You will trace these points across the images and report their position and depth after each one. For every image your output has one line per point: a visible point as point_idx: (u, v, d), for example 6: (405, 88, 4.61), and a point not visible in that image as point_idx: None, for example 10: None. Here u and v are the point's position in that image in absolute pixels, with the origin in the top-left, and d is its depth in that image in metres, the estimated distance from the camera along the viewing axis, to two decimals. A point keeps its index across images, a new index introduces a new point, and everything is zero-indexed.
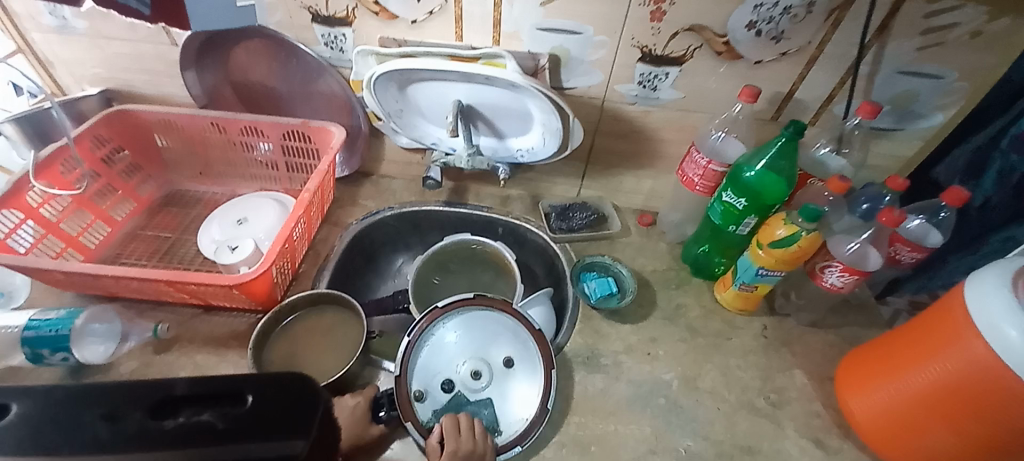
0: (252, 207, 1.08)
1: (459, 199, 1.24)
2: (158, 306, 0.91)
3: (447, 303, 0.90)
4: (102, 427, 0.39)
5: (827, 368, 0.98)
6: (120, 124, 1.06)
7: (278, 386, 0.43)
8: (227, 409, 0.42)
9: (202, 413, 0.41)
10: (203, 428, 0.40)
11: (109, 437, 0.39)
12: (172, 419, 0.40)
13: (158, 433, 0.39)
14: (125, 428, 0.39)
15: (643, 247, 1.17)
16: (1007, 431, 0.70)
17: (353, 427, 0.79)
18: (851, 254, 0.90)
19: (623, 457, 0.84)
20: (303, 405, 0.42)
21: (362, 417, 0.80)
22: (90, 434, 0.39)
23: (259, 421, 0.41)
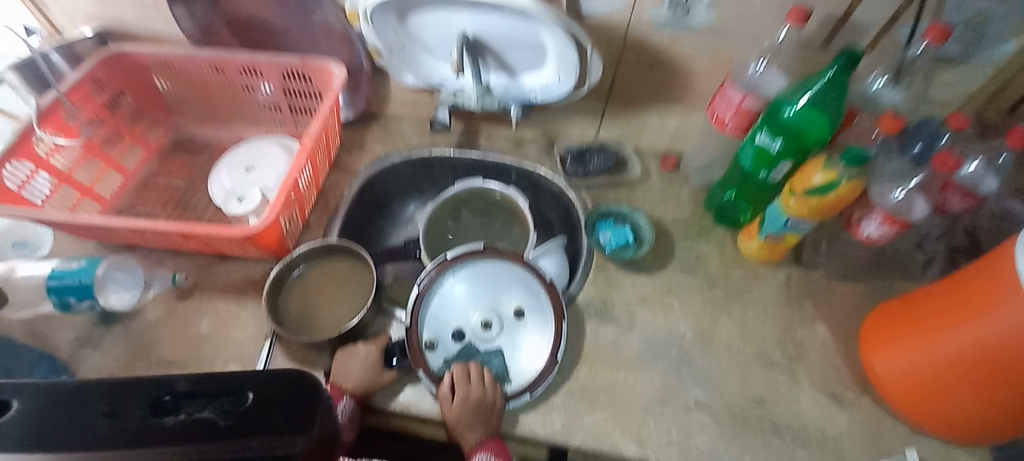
0: (259, 154, 1.06)
1: (471, 142, 1.18)
2: (176, 255, 0.92)
3: (456, 255, 0.91)
4: (106, 421, 0.42)
5: (852, 322, 0.94)
6: (119, 68, 1.02)
7: (274, 384, 0.47)
8: (227, 406, 0.45)
9: (202, 411, 0.45)
10: (204, 424, 0.43)
11: (114, 429, 0.42)
12: (173, 415, 0.44)
13: (161, 427, 0.42)
14: (128, 422, 0.42)
15: (665, 193, 1.11)
16: None
17: (366, 373, 0.81)
18: (896, 202, 0.82)
19: (631, 405, 0.85)
20: (299, 399, 0.46)
21: (375, 364, 0.82)
22: (96, 426, 0.42)
23: (258, 416, 0.44)
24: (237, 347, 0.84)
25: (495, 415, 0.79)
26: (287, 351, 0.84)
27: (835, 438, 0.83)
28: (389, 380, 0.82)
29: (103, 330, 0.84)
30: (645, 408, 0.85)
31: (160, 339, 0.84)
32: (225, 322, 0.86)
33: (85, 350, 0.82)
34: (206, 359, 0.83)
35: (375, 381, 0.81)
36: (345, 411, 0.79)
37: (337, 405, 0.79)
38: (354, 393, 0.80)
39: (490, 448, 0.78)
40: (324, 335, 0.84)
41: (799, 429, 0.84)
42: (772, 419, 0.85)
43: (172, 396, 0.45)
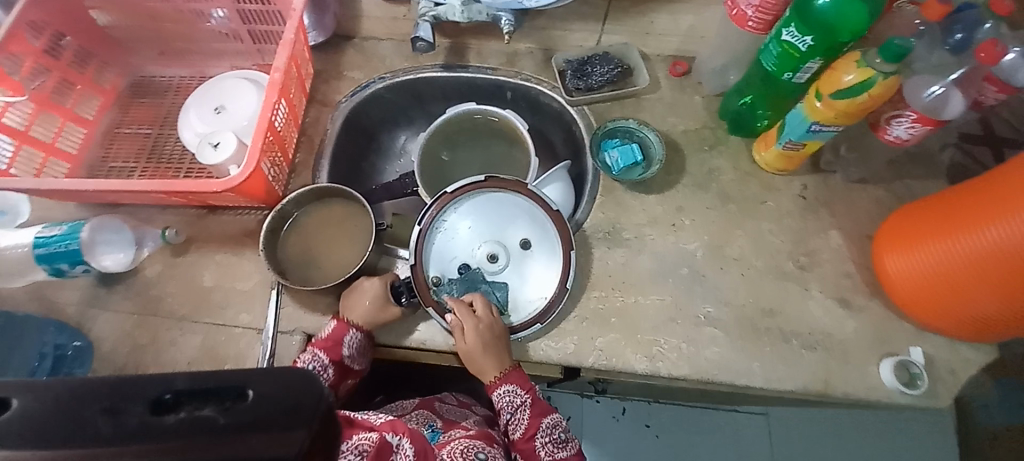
0: (227, 92, 0.96)
1: (459, 60, 1.06)
2: (163, 209, 0.88)
3: (457, 189, 0.87)
4: (104, 421, 0.34)
5: (869, 227, 0.92)
6: (53, 3, 0.88)
7: (280, 382, 0.37)
8: (228, 401, 0.36)
9: (204, 408, 0.36)
10: (202, 423, 0.35)
11: (110, 432, 0.34)
12: (174, 413, 0.36)
13: (160, 428, 0.35)
14: (126, 423, 0.35)
15: (675, 103, 1.02)
16: None
17: (372, 310, 0.79)
18: (930, 99, 0.73)
19: (642, 325, 0.86)
20: (304, 396, 0.37)
21: (381, 299, 0.80)
22: (90, 430, 0.34)
23: (259, 416, 0.36)
24: (244, 296, 0.83)
25: (507, 344, 0.80)
26: (294, 298, 0.83)
27: (843, 341, 0.85)
28: (395, 315, 0.81)
29: (107, 290, 0.83)
30: (657, 327, 0.86)
31: (165, 294, 0.83)
32: (228, 274, 0.85)
33: (94, 311, 0.82)
34: (216, 310, 0.83)
35: (383, 317, 0.80)
36: (353, 343, 0.79)
37: (345, 338, 0.78)
38: (362, 326, 0.79)
39: (512, 378, 0.79)
40: (328, 282, 0.82)
41: (808, 335, 0.85)
42: (782, 328, 0.86)
43: (174, 393, 0.36)
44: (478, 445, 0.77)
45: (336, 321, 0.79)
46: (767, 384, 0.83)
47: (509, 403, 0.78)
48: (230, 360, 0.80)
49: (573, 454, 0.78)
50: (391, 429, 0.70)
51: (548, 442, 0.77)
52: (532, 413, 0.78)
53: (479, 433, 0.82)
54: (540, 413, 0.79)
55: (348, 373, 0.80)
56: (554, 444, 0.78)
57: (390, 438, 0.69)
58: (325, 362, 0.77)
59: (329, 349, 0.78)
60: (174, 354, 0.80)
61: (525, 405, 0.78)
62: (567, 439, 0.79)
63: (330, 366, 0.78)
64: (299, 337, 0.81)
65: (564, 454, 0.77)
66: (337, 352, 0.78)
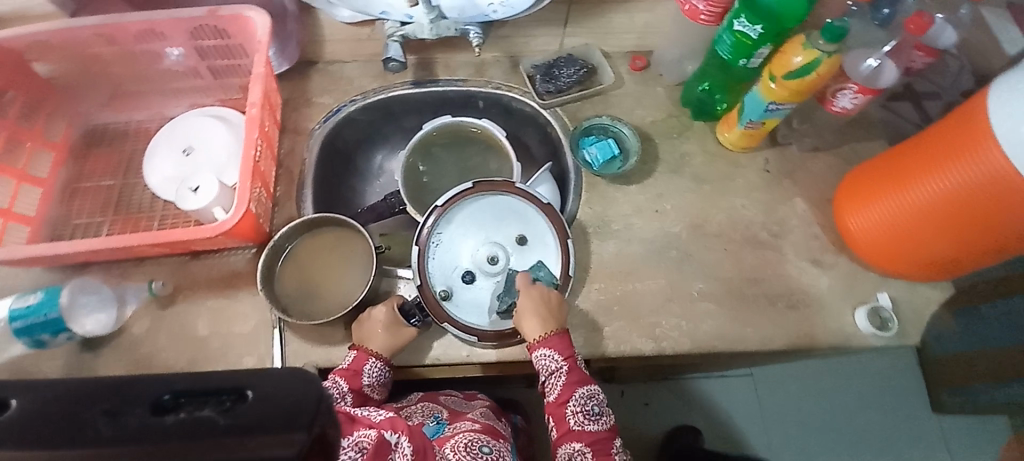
0: (195, 132, 0.93)
1: (428, 75, 1.07)
2: (140, 263, 0.83)
3: (446, 201, 0.88)
4: (103, 422, 0.35)
5: (828, 190, 1.00)
6: None
7: (283, 381, 0.37)
8: (228, 402, 0.37)
9: (203, 409, 0.36)
10: (203, 424, 0.35)
11: (108, 433, 0.35)
12: (173, 414, 0.36)
13: (158, 430, 0.35)
14: (125, 424, 0.35)
15: (640, 96, 1.07)
16: (1009, 230, 0.75)
17: (387, 335, 0.80)
18: (867, 72, 0.82)
19: (643, 309, 0.90)
20: (301, 397, 0.37)
21: (393, 325, 0.81)
22: (90, 431, 0.35)
23: (260, 417, 0.35)
24: (244, 340, 0.80)
25: (559, 312, 0.82)
26: (298, 334, 0.81)
27: (820, 297, 0.93)
28: (409, 334, 0.82)
29: (91, 354, 0.78)
30: (655, 308, 0.90)
31: (158, 350, 0.79)
32: (224, 319, 0.81)
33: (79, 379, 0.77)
34: (217, 358, 0.79)
35: (398, 339, 0.80)
36: (374, 372, 0.78)
37: (365, 367, 0.78)
38: (381, 354, 0.79)
39: (552, 342, 0.80)
40: (334, 314, 0.81)
41: (790, 296, 0.93)
42: (766, 293, 0.93)
43: (173, 394, 0.37)
44: (484, 438, 0.75)
45: (355, 351, 0.79)
46: (761, 346, 0.89)
47: (546, 368, 0.80)
48: None
49: (601, 428, 0.79)
50: (391, 427, 0.64)
51: (578, 412, 0.79)
52: (568, 381, 0.79)
53: (485, 427, 0.80)
54: (575, 382, 0.80)
55: (365, 403, 0.79)
56: (585, 416, 0.79)
57: (389, 436, 0.63)
58: (345, 390, 0.76)
59: (350, 377, 0.77)
60: None
61: (562, 372, 0.79)
62: (600, 413, 0.80)
63: (349, 395, 0.77)
64: (310, 372, 0.80)
65: (597, 428, 0.79)
66: (357, 381, 0.78)
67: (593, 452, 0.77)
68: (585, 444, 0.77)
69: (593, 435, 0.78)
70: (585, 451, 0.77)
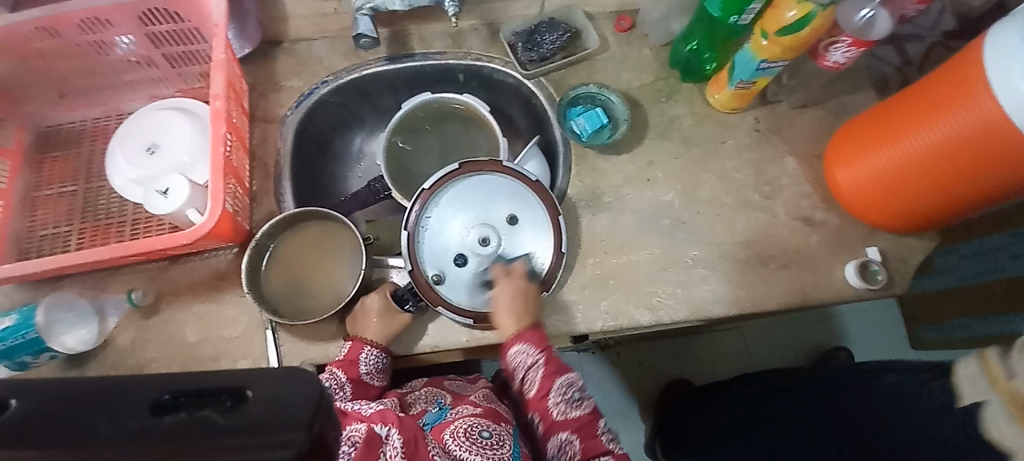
0: (155, 128, 0.87)
1: (402, 49, 1.01)
2: (117, 272, 0.79)
3: (433, 183, 0.86)
4: (102, 423, 0.31)
5: (818, 147, 0.99)
6: None
7: (291, 382, 0.35)
8: (227, 402, 0.33)
9: (203, 409, 0.33)
10: (202, 425, 0.31)
11: (106, 435, 0.30)
12: (172, 414, 0.32)
13: (156, 430, 0.31)
14: (125, 425, 0.31)
15: (626, 59, 1.02)
16: (996, 180, 0.75)
17: (382, 324, 0.79)
18: (860, 24, 0.79)
19: (639, 280, 0.90)
20: (301, 392, 0.34)
21: (387, 313, 0.80)
22: (87, 431, 0.30)
23: (264, 415, 0.32)
24: (237, 343, 0.79)
25: (535, 308, 0.80)
26: (292, 333, 0.79)
27: (811, 255, 0.94)
28: (405, 320, 0.81)
29: (78, 370, 0.75)
30: (651, 278, 0.90)
31: (148, 360, 0.77)
32: (213, 323, 0.79)
33: None
34: (211, 363, 0.78)
35: (394, 327, 0.80)
36: (371, 360, 0.77)
37: (362, 356, 0.76)
38: (376, 342, 0.78)
39: (528, 336, 0.76)
40: (328, 310, 0.79)
41: (781, 255, 0.93)
42: (759, 254, 0.93)
43: (173, 393, 0.33)
44: (484, 423, 0.75)
45: (349, 342, 0.78)
46: (754, 307, 0.91)
47: (523, 363, 0.75)
48: None
49: (585, 413, 0.74)
50: (381, 419, 0.61)
51: (560, 401, 0.73)
52: (545, 373, 0.74)
53: (486, 411, 0.79)
54: (554, 371, 0.75)
55: (366, 392, 0.76)
56: (568, 403, 0.73)
57: (378, 429, 0.60)
58: (343, 380, 0.74)
59: (347, 367, 0.75)
60: None
61: (539, 364, 0.74)
62: (583, 398, 0.75)
63: (348, 385, 0.74)
64: (308, 369, 0.78)
65: (581, 414, 0.73)
66: (355, 370, 0.76)
67: (579, 438, 0.72)
68: (571, 432, 0.72)
69: (577, 421, 0.73)
70: (569, 438, 0.72)
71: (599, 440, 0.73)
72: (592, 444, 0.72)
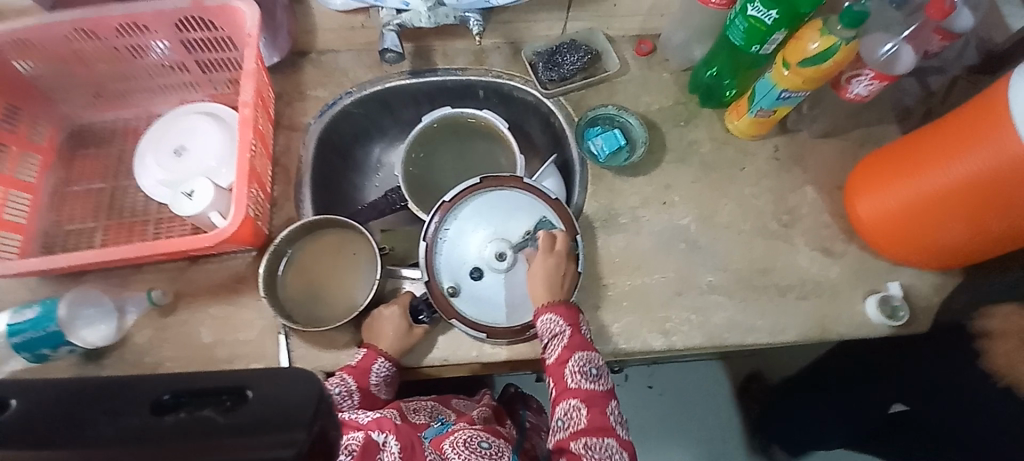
0: (184, 131, 0.89)
1: (426, 64, 1.03)
2: (138, 270, 0.81)
3: (453, 196, 0.87)
4: (103, 422, 0.35)
5: (839, 177, 0.98)
6: None
7: (281, 381, 0.37)
8: (228, 401, 0.36)
9: (203, 408, 0.36)
10: (202, 424, 0.35)
11: (108, 433, 0.34)
12: (172, 414, 0.36)
13: (157, 429, 0.35)
14: (126, 423, 0.35)
15: (646, 82, 1.03)
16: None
17: (397, 335, 0.79)
18: (884, 58, 0.79)
19: (653, 303, 0.89)
20: (301, 394, 0.36)
21: (404, 325, 0.80)
22: (89, 430, 0.34)
23: (260, 414, 0.35)
24: (251, 346, 0.79)
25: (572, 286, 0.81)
26: (304, 339, 0.80)
27: (831, 286, 0.92)
28: (421, 334, 0.81)
29: (94, 366, 0.76)
30: (665, 301, 0.90)
31: (162, 359, 0.77)
32: (228, 325, 0.80)
33: None
34: (224, 366, 0.78)
35: (409, 340, 0.80)
36: (382, 371, 0.77)
37: (374, 366, 0.76)
38: (390, 353, 0.78)
39: (558, 309, 0.78)
40: (341, 318, 0.80)
41: (800, 286, 0.92)
42: (776, 283, 0.92)
43: (172, 394, 0.37)
44: (482, 434, 0.75)
45: (365, 349, 0.77)
46: (771, 337, 0.89)
47: (548, 331, 0.77)
48: None
49: (598, 389, 0.75)
50: (378, 426, 0.62)
51: (576, 371, 0.74)
52: (567, 344, 0.76)
53: (484, 427, 0.80)
54: (575, 346, 0.76)
55: (371, 403, 0.77)
56: (583, 376, 0.74)
57: (375, 436, 0.61)
58: (353, 388, 0.75)
59: (359, 376, 0.76)
60: None
61: (562, 335, 0.76)
62: (600, 375, 0.75)
63: (356, 393, 0.75)
64: (318, 377, 0.78)
65: (593, 387, 0.74)
66: (366, 380, 0.76)
67: (587, 408, 0.72)
68: (580, 401, 0.73)
69: (587, 393, 0.73)
70: (578, 406, 0.73)
71: (606, 416, 0.73)
72: (599, 418, 0.72)
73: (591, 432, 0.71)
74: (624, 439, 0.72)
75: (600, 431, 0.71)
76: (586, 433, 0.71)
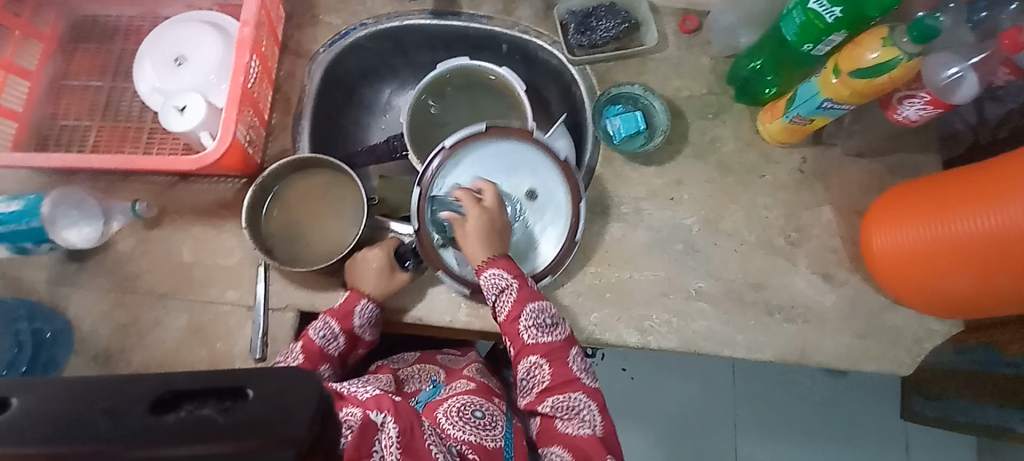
0: (185, 39, 0.85)
1: (449, 6, 0.95)
2: (127, 178, 0.80)
3: (457, 142, 0.79)
4: (104, 422, 0.32)
5: (861, 202, 0.92)
6: None
7: (278, 381, 0.35)
8: (227, 400, 0.34)
9: (204, 406, 0.34)
10: (202, 426, 0.32)
11: (110, 432, 0.32)
12: (174, 413, 0.33)
13: (158, 429, 0.32)
14: (126, 424, 0.32)
15: (681, 64, 0.95)
16: None
17: (379, 280, 0.77)
18: (945, 83, 0.69)
19: (636, 298, 0.88)
20: (300, 393, 0.34)
21: (386, 269, 0.77)
22: (90, 431, 0.32)
23: (261, 418, 0.33)
24: (229, 272, 0.79)
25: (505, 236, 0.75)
26: (281, 275, 0.80)
27: (822, 313, 0.89)
28: (404, 281, 0.79)
29: (77, 265, 0.77)
30: (648, 300, 0.88)
31: (143, 271, 0.78)
32: (209, 248, 0.80)
33: (64, 289, 0.77)
34: (200, 287, 0.79)
35: (391, 285, 0.78)
36: (364, 313, 0.76)
37: (356, 308, 0.75)
38: (373, 296, 0.76)
39: (499, 265, 0.73)
40: (320, 262, 0.79)
41: (790, 308, 0.89)
42: (766, 301, 0.89)
43: (173, 392, 0.34)
44: (477, 402, 0.74)
45: (349, 291, 0.76)
46: (748, 353, 0.88)
47: (495, 286, 0.72)
48: (220, 339, 0.77)
49: (557, 340, 0.72)
50: (376, 405, 0.59)
51: (531, 326, 0.71)
52: (518, 298, 0.72)
53: (479, 387, 0.79)
54: (525, 299, 0.72)
55: (357, 344, 0.76)
56: (539, 329, 0.71)
57: (374, 415, 0.58)
58: (337, 331, 0.73)
59: (341, 318, 0.74)
60: (160, 333, 0.77)
61: (510, 290, 0.72)
62: (555, 324, 0.72)
63: (341, 336, 0.74)
64: (291, 314, 0.79)
65: (552, 340, 0.71)
66: (348, 323, 0.75)
67: (549, 363, 0.70)
68: (540, 358, 0.70)
69: (548, 347, 0.71)
70: (540, 363, 0.70)
71: (569, 368, 0.71)
72: (563, 370, 0.70)
73: (555, 388, 0.69)
74: (589, 389, 0.70)
75: (565, 385, 0.69)
76: (551, 389, 0.70)
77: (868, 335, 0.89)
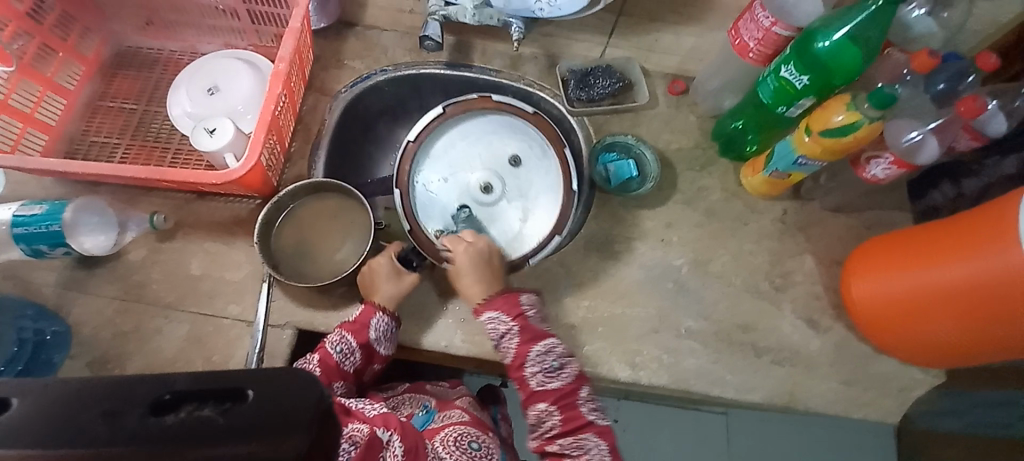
0: (221, 71, 0.93)
1: (463, 59, 1.05)
2: (149, 192, 0.84)
3: (417, 135, 0.94)
4: (102, 425, 0.33)
5: (840, 252, 0.97)
6: None
7: (277, 384, 0.36)
8: (226, 402, 0.35)
9: (204, 408, 0.35)
10: (199, 426, 0.33)
11: (107, 435, 0.33)
12: (171, 414, 0.34)
13: (155, 430, 0.33)
14: (124, 425, 0.33)
15: (671, 120, 1.04)
16: (1011, 335, 0.74)
17: (390, 285, 0.80)
18: (907, 145, 0.78)
19: (628, 334, 0.90)
20: (299, 398, 0.35)
21: (395, 273, 0.81)
22: (90, 432, 0.33)
23: (259, 419, 0.34)
24: (234, 287, 0.81)
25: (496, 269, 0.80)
26: (285, 292, 0.82)
27: (808, 358, 0.92)
28: (411, 281, 0.81)
29: (86, 273, 0.79)
30: (640, 337, 0.90)
31: (150, 281, 0.80)
32: (218, 262, 0.82)
33: (70, 295, 0.79)
34: (204, 299, 0.80)
35: (401, 289, 0.80)
36: (381, 326, 0.77)
37: (372, 321, 0.77)
38: (387, 308, 0.78)
39: (495, 304, 0.75)
40: (325, 280, 0.81)
41: (778, 351, 0.91)
42: (754, 343, 0.92)
43: (171, 394, 0.35)
44: (473, 433, 0.73)
45: (363, 305, 0.78)
46: (738, 394, 0.89)
47: (496, 331, 0.75)
48: (218, 352, 0.78)
49: (565, 384, 0.72)
50: (384, 422, 0.59)
51: (537, 372, 0.72)
52: (521, 342, 0.72)
53: (473, 420, 0.77)
54: (530, 340, 0.73)
55: (373, 357, 0.77)
56: (546, 374, 0.72)
57: (380, 432, 0.58)
58: (354, 346, 0.75)
59: (357, 331, 0.76)
60: (159, 343, 0.77)
61: (512, 333, 0.74)
62: (561, 367, 0.72)
63: (357, 351, 0.75)
64: (291, 331, 0.80)
65: (559, 384, 0.72)
66: (364, 336, 0.76)
67: (559, 409, 0.71)
68: (550, 404, 0.71)
69: (556, 392, 0.71)
70: (550, 409, 0.71)
71: (580, 411, 0.71)
72: (574, 415, 0.71)
73: (567, 431, 0.70)
74: (601, 428, 0.71)
75: (577, 428, 0.70)
76: (565, 433, 0.70)
77: (854, 382, 0.91)
